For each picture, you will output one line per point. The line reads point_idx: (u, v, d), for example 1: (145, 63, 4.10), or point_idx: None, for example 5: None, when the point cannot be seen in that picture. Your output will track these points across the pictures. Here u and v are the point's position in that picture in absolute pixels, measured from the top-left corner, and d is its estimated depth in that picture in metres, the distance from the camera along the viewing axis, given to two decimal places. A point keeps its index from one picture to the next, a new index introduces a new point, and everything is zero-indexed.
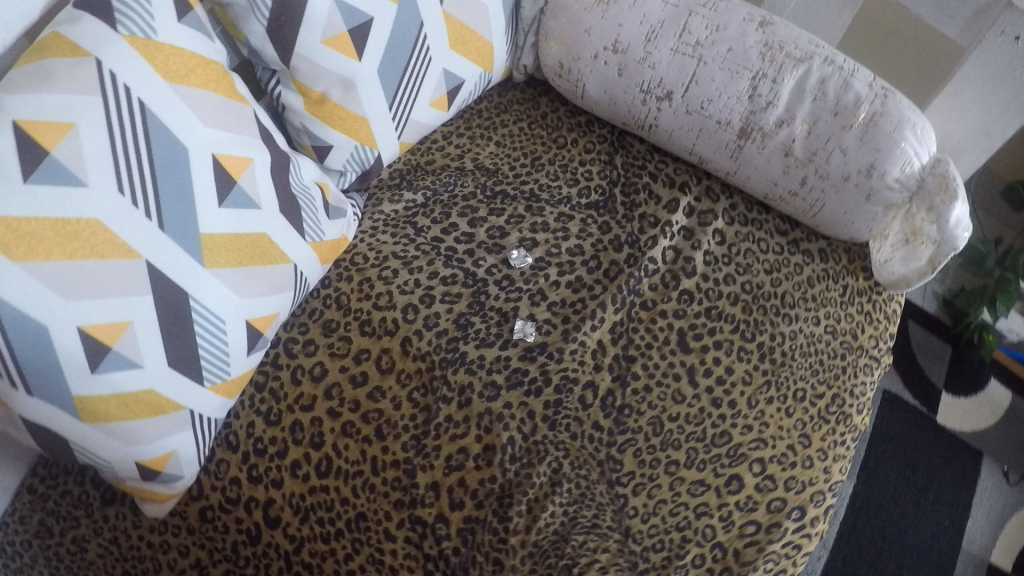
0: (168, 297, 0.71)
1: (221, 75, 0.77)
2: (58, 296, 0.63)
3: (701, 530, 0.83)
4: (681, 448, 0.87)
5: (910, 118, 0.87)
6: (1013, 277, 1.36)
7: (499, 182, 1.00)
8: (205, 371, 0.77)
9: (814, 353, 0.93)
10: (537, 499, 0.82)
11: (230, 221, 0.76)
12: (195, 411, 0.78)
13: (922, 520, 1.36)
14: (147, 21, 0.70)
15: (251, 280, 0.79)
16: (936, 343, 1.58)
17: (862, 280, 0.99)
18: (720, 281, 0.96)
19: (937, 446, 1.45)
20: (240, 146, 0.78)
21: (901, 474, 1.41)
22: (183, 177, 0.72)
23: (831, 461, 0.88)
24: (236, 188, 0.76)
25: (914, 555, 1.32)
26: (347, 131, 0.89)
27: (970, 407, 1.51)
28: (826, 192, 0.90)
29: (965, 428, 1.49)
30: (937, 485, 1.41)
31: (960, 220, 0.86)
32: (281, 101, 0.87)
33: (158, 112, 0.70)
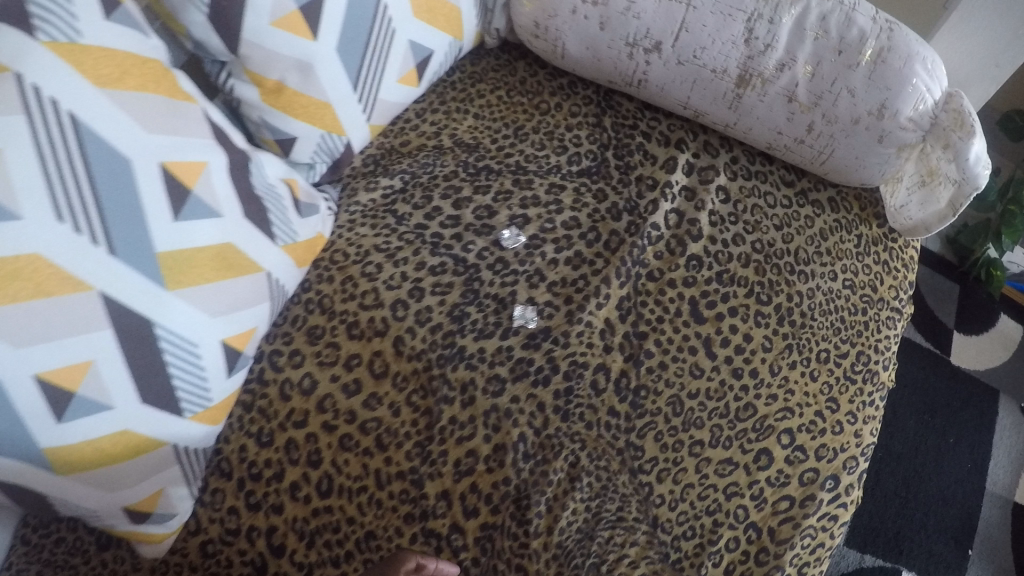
0: (132, 328, 0.64)
1: (161, 74, 0.70)
2: (6, 345, 0.56)
3: (732, 512, 0.78)
4: (704, 427, 0.80)
5: (920, 53, 0.81)
6: (1019, 210, 1.30)
7: (481, 156, 0.91)
8: (184, 402, 0.71)
9: (834, 311, 0.87)
10: (556, 497, 0.76)
11: (190, 235, 0.68)
12: (179, 444, 0.72)
13: (945, 464, 1.33)
14: (68, 21, 0.61)
15: (220, 296, 0.72)
16: (943, 283, 1.55)
17: (875, 228, 0.93)
18: (730, 242, 0.88)
19: (954, 387, 1.42)
20: (191, 149, 0.70)
21: (920, 420, 1.38)
22: (128, 192, 0.64)
23: (861, 423, 0.83)
24: (191, 198, 0.69)
25: (939, 500, 1.30)
26: (310, 119, 0.81)
27: (981, 344, 1.48)
28: (834, 138, 0.84)
29: (980, 367, 1.46)
30: (957, 428, 1.38)
31: (981, 157, 0.80)
32: (235, 95, 0.79)
33: (93, 124, 0.61)
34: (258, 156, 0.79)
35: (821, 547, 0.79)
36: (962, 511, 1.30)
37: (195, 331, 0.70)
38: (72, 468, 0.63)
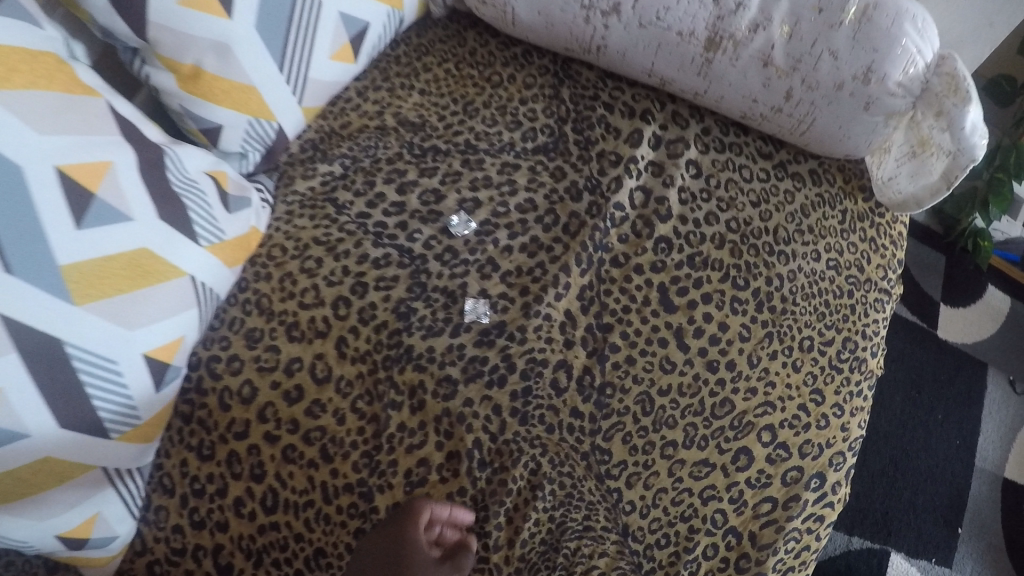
0: (39, 350, 0.57)
1: (54, 69, 0.61)
2: None
3: (709, 517, 0.72)
4: (677, 426, 0.73)
5: (909, 9, 0.73)
6: (1006, 176, 1.23)
7: (428, 136, 0.84)
8: (108, 422, 0.64)
9: (818, 295, 0.79)
10: (517, 507, 0.69)
11: (97, 243, 0.60)
12: (110, 465, 0.66)
13: (933, 443, 1.27)
14: None
15: (139, 308, 0.64)
16: (930, 254, 1.46)
17: (861, 203, 0.85)
18: (701, 222, 0.80)
19: (942, 361, 1.34)
20: (93, 148, 0.61)
21: (907, 397, 1.30)
22: (22, 202, 0.55)
23: (848, 417, 0.77)
24: (95, 202, 0.60)
25: (929, 480, 1.24)
26: (235, 106, 0.73)
27: (971, 316, 1.39)
28: (815, 105, 0.76)
29: (968, 340, 1.37)
30: (944, 404, 1.30)
31: (976, 125, 0.74)
32: (151, 83, 0.72)
33: None
34: (179, 149, 0.72)
35: (806, 549, 0.73)
36: (952, 490, 1.23)
37: (112, 348, 0.62)
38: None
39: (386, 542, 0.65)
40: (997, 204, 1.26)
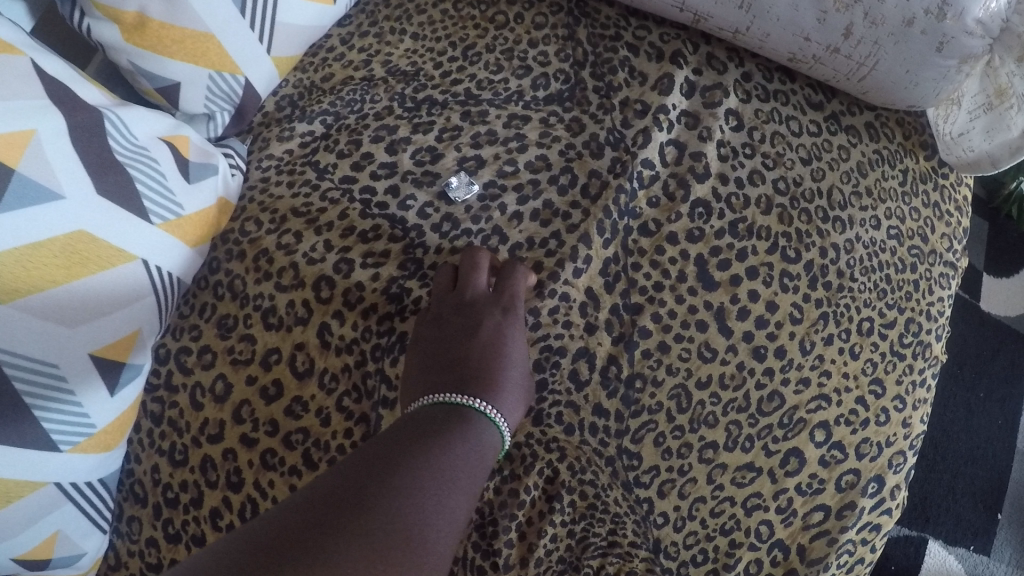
0: None
1: None
2: None
3: (754, 529, 0.62)
4: (717, 425, 0.63)
5: None
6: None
7: (422, 86, 0.72)
8: (56, 435, 0.54)
9: (878, 269, 0.68)
10: (531, 521, 0.58)
11: (20, 230, 0.49)
12: (64, 482, 0.56)
13: (974, 422, 1.13)
14: None
15: (77, 303, 0.53)
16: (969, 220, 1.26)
17: (922, 162, 0.74)
18: (745, 182, 0.68)
19: (986, 333, 1.18)
20: (10, 114, 0.50)
21: (948, 372, 1.16)
22: None
23: (910, 410, 0.66)
24: (14, 182, 0.49)
25: (970, 462, 1.10)
26: (191, 58, 0.62)
27: (1017, 287, 1.22)
28: (879, 44, 0.64)
29: (1012, 312, 1.20)
30: (988, 380, 1.15)
31: None
32: (92, 36, 0.60)
33: None
34: (125, 111, 0.60)
35: (860, 564, 0.63)
36: (992, 473, 1.09)
37: (44, 352, 0.52)
38: None
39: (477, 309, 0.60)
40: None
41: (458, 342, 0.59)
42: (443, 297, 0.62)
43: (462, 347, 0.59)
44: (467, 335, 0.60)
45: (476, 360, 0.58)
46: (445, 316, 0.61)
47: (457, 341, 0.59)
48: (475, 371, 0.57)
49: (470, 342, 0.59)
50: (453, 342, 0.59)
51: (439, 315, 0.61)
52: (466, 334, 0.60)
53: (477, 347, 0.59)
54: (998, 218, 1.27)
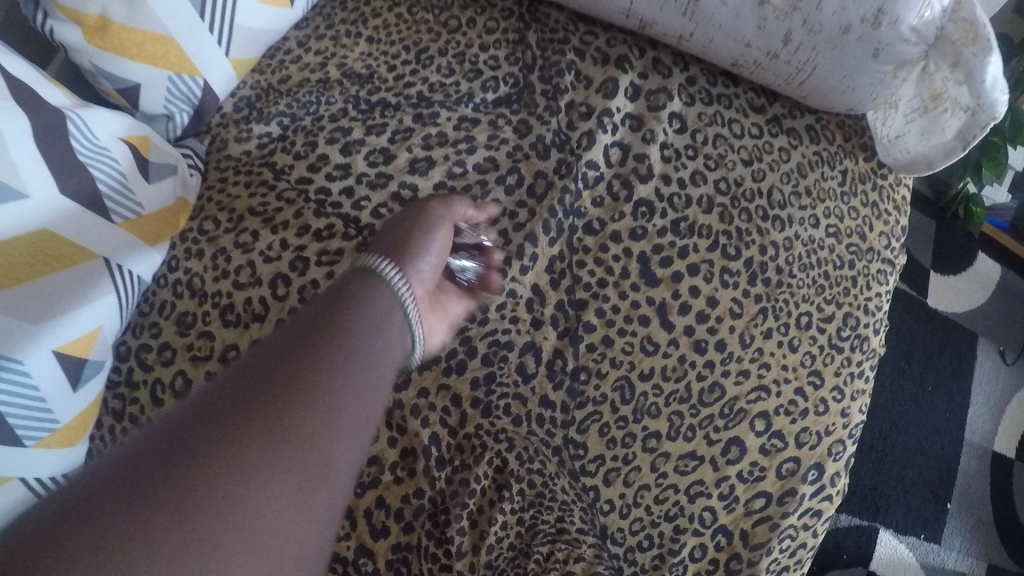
0: None
1: None
2: None
3: (697, 516, 0.65)
4: (660, 416, 0.66)
5: None
6: (1002, 141, 1.12)
7: (376, 88, 0.74)
8: (22, 429, 0.53)
9: (816, 266, 0.71)
10: (481, 509, 0.61)
11: None
12: (29, 477, 0.54)
13: (923, 416, 1.17)
14: None
15: (42, 297, 0.54)
16: (920, 220, 1.34)
17: (861, 162, 0.77)
18: (687, 183, 0.71)
19: (932, 331, 1.24)
20: None
21: (895, 366, 1.20)
22: None
23: (848, 400, 0.70)
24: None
25: (920, 454, 1.14)
26: (152, 60, 0.63)
27: (962, 285, 1.28)
28: (817, 50, 0.66)
29: (958, 309, 1.26)
30: (934, 373, 1.20)
31: (996, 80, 0.65)
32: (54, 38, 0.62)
33: None
34: (87, 111, 0.62)
35: (802, 548, 0.67)
36: (941, 464, 1.13)
37: (9, 341, 0.51)
38: None
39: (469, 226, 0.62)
40: (990, 168, 1.15)
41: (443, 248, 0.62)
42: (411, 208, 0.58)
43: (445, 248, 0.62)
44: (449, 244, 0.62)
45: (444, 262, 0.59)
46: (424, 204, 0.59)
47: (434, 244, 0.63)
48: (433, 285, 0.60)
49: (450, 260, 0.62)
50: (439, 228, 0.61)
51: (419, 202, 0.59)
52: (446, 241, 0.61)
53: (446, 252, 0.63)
54: (947, 220, 1.34)
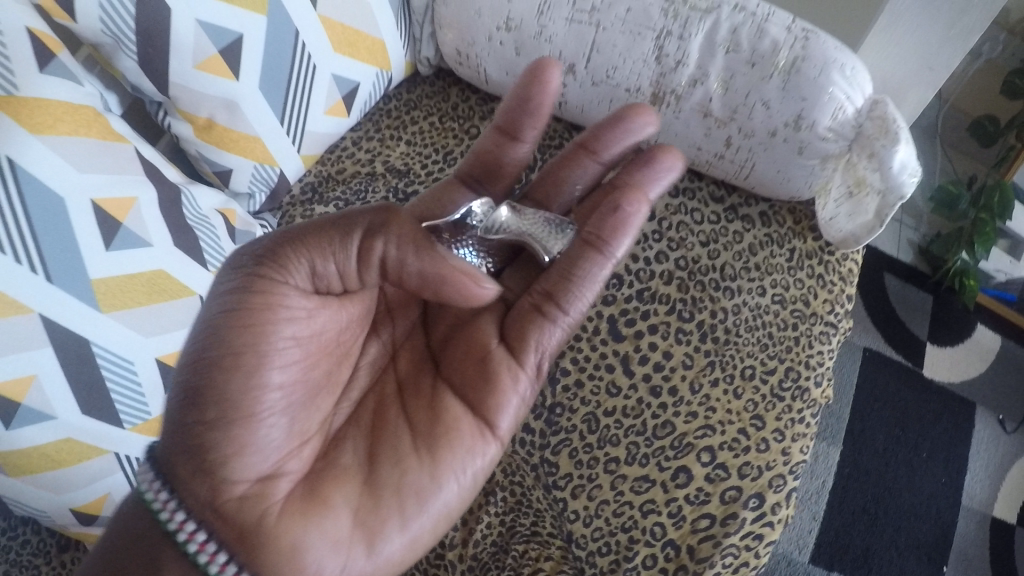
0: (71, 345, 0.64)
1: (92, 116, 0.67)
2: None
3: (649, 529, 0.78)
4: (620, 444, 0.82)
5: (837, 60, 0.77)
6: (990, 217, 1.13)
7: (411, 182, 0.94)
8: (123, 413, 0.69)
9: (761, 328, 0.86)
10: (472, 511, 0.81)
11: (120, 265, 0.67)
12: (123, 452, 0.70)
13: (916, 480, 1.15)
14: (4, 73, 0.60)
15: (155, 318, 0.70)
16: (914, 293, 1.31)
17: (810, 242, 0.91)
18: (652, 260, 0.89)
19: (926, 400, 1.21)
20: (121, 184, 0.68)
21: (890, 435, 1.18)
22: (65, 229, 0.62)
23: (789, 441, 0.82)
24: (123, 231, 0.67)
25: (913, 518, 1.13)
26: (242, 152, 0.81)
27: (957, 356, 1.25)
28: (754, 151, 0.83)
29: (955, 378, 1.24)
30: (928, 442, 1.18)
31: (904, 166, 0.76)
32: (171, 131, 0.79)
33: (31, 167, 0.60)
34: (193, 188, 0.80)
35: (745, 566, 0.77)
36: (934, 528, 1.12)
37: (127, 349, 0.68)
38: (23, 470, 0.65)
39: (429, 256, 0.53)
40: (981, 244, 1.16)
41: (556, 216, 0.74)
42: (541, 85, 0.67)
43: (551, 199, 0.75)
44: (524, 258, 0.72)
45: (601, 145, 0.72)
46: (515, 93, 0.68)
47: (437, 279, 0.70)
48: (433, 356, 0.66)
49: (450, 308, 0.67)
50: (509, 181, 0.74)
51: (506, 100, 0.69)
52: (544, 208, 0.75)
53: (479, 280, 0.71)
54: (940, 291, 1.31)
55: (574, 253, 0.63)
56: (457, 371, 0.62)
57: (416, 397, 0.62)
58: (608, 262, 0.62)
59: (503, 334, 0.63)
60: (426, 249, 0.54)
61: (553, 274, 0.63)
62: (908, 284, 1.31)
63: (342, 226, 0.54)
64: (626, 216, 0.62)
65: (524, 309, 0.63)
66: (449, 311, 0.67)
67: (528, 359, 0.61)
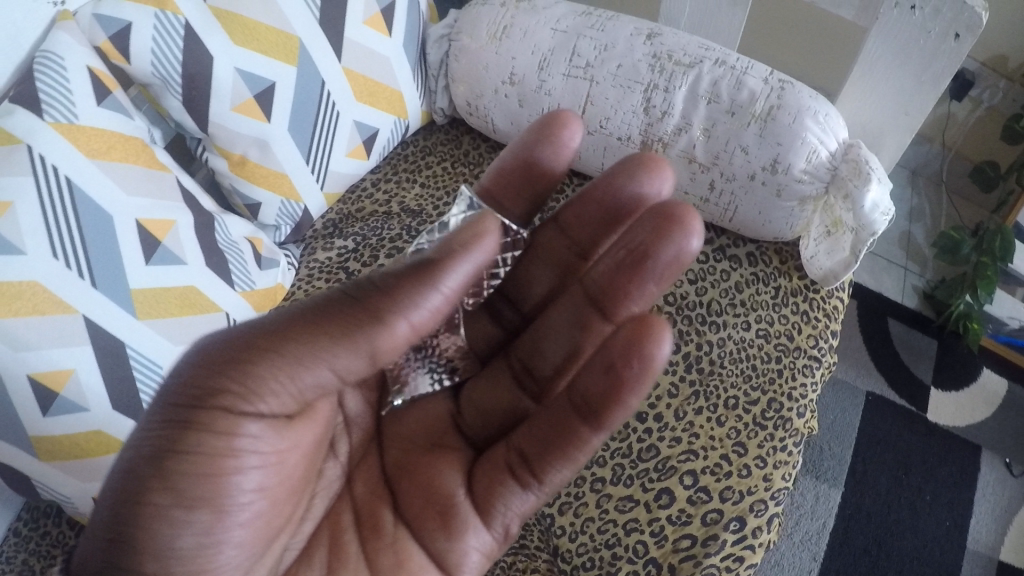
0: (108, 345, 0.71)
1: (141, 148, 0.77)
2: (8, 347, 0.65)
3: (631, 547, 0.82)
4: (607, 465, 0.87)
5: (811, 107, 0.84)
6: (991, 260, 1.14)
7: (423, 221, 1.01)
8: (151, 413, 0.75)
9: (745, 360, 0.91)
10: None
11: (156, 278, 0.75)
12: None
13: (919, 520, 1.12)
14: (68, 105, 0.71)
15: (184, 329, 0.77)
16: (919, 338, 1.27)
17: (795, 280, 0.95)
18: None
19: (929, 443, 1.18)
20: (163, 209, 0.77)
21: (893, 477, 1.15)
22: (110, 242, 0.71)
23: (771, 468, 0.84)
24: (163, 248, 0.76)
25: (916, 561, 1.09)
26: (270, 187, 0.91)
27: (963, 401, 1.22)
28: (735, 194, 0.89)
29: (959, 423, 1.20)
30: (933, 484, 1.15)
31: (877, 204, 0.80)
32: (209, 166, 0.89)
33: (85, 187, 0.70)
34: (225, 217, 0.90)
35: None
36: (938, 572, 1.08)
37: (157, 354, 0.75)
38: (51, 454, 0.70)
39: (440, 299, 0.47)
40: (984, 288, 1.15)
41: (531, 348, 0.66)
42: (558, 135, 0.65)
43: (541, 296, 0.71)
44: (489, 397, 0.66)
45: (591, 216, 0.68)
46: (532, 138, 0.66)
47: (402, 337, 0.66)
48: (391, 487, 0.60)
49: (410, 425, 0.64)
50: (522, 210, 0.69)
51: (514, 150, 0.67)
52: (535, 339, 0.66)
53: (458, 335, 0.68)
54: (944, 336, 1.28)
55: (558, 424, 0.56)
56: (418, 525, 0.57)
57: (376, 536, 0.57)
58: (602, 434, 0.55)
59: (471, 487, 0.58)
60: (437, 281, 0.47)
61: (528, 427, 0.58)
62: (913, 329, 1.28)
63: (338, 316, 0.46)
64: (630, 381, 0.53)
65: (496, 464, 0.58)
66: (410, 451, 0.62)
67: (497, 519, 0.57)
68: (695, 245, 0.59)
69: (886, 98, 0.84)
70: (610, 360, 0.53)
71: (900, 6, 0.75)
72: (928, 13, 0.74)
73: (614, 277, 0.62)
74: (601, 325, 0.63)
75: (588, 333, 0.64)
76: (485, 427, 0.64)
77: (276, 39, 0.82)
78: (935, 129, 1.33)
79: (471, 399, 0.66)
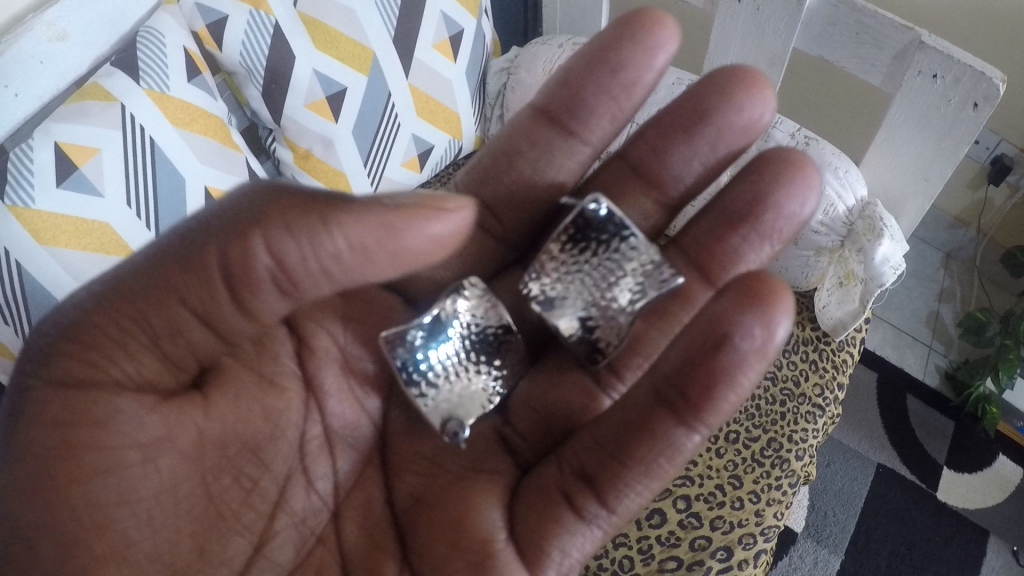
0: None
1: (219, 127, 0.87)
2: (70, 276, 0.73)
3: (618, 560, 0.83)
4: None
5: (832, 163, 0.90)
6: (1013, 344, 1.14)
7: None
8: None
9: (751, 399, 0.93)
10: None
11: None
12: None
13: None
14: (162, 77, 0.82)
15: None
16: (936, 417, 1.27)
17: (808, 330, 0.98)
18: None
19: (935, 521, 1.17)
20: (231, 183, 0.87)
21: (895, 551, 1.15)
22: (178, 201, 0.81)
23: (764, 504, 0.86)
24: None
25: None
26: (327, 184, 0.99)
27: (975, 484, 1.21)
28: None
29: (968, 505, 1.19)
30: (936, 563, 1.14)
31: (887, 258, 0.84)
32: (276, 156, 0.99)
33: (165, 150, 0.80)
34: None
35: None
36: None
37: None
38: None
39: (383, 235, 0.47)
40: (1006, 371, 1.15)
41: None
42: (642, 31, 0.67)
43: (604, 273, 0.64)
44: (556, 393, 0.63)
45: (672, 147, 0.69)
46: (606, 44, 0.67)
47: (413, 351, 0.59)
48: (397, 523, 0.55)
49: (431, 443, 0.59)
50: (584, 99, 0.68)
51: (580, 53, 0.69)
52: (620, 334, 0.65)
53: (552, 313, 0.62)
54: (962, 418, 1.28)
55: (642, 430, 0.51)
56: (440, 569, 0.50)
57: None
58: (696, 435, 0.51)
59: (514, 525, 0.52)
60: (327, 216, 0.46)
61: (594, 446, 0.53)
62: (931, 408, 1.28)
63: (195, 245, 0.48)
64: (744, 357, 0.49)
65: (549, 492, 0.52)
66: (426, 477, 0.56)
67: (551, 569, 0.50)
68: (808, 199, 0.63)
69: (908, 162, 0.89)
70: (722, 335, 0.49)
71: (923, 74, 0.80)
72: (949, 82, 0.79)
73: (722, 236, 0.65)
74: (702, 291, 0.66)
75: (685, 302, 0.66)
76: (542, 436, 0.60)
77: (353, 50, 0.92)
78: (971, 214, 1.35)
79: (530, 402, 0.63)
